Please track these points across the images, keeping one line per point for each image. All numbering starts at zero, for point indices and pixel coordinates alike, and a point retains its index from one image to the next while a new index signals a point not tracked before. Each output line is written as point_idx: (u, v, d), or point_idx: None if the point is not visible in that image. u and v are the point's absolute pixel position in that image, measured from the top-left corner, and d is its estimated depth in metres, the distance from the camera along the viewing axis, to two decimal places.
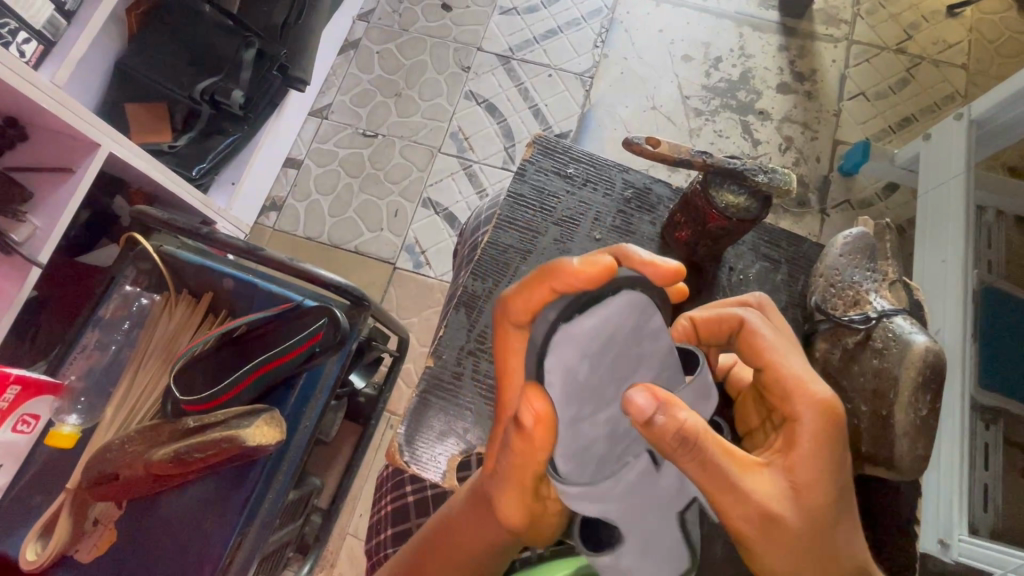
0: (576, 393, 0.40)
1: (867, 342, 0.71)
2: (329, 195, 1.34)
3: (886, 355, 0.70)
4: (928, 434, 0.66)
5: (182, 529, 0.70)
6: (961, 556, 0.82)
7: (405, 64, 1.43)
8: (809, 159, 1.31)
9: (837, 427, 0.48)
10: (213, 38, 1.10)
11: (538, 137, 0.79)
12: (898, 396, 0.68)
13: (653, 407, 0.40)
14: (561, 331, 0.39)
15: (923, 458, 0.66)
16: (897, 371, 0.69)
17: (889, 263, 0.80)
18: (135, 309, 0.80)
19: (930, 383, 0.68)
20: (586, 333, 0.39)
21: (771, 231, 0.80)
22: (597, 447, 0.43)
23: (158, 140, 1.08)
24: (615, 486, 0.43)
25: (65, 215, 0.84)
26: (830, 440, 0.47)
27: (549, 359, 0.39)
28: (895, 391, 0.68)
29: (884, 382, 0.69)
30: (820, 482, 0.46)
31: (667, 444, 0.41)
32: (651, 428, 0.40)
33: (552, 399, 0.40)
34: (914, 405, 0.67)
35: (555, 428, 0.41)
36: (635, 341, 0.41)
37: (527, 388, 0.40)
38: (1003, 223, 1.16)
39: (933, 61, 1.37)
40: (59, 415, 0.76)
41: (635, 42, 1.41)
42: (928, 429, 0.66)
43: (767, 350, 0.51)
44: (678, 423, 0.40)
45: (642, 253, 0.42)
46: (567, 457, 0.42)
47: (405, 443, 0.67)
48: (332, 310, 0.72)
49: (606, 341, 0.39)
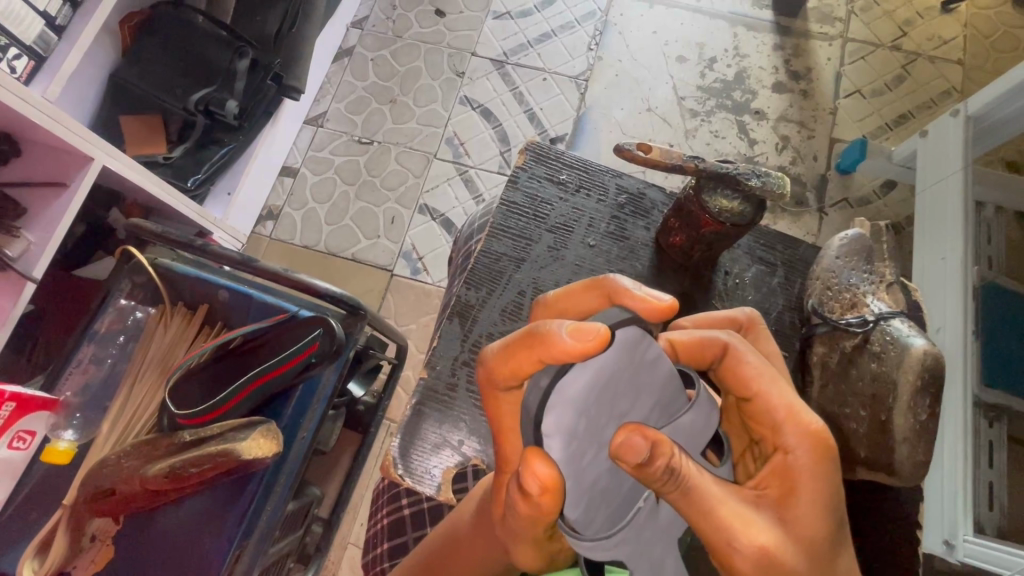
0: (577, 443, 0.40)
1: (864, 346, 0.72)
2: (325, 203, 1.34)
3: (885, 359, 0.70)
4: (927, 438, 0.66)
5: (180, 544, 0.69)
6: (967, 557, 0.82)
7: (399, 70, 1.43)
8: (806, 158, 1.31)
9: (833, 460, 0.47)
10: (207, 49, 1.10)
11: (531, 143, 0.79)
12: (897, 400, 0.68)
13: (645, 446, 0.40)
14: (555, 390, 0.40)
15: (923, 462, 0.66)
16: (895, 376, 0.69)
17: (886, 265, 0.78)
18: (130, 322, 0.80)
19: (929, 385, 0.67)
20: (577, 389, 0.40)
21: (766, 233, 0.79)
22: (602, 487, 0.43)
23: (152, 151, 1.07)
24: (630, 528, 0.43)
25: (59, 230, 0.83)
26: (827, 473, 0.46)
27: (547, 419, 0.39)
28: (893, 395, 0.69)
29: (882, 387, 0.70)
30: (818, 514, 0.45)
31: (656, 481, 0.41)
32: (644, 468, 0.40)
33: (555, 463, 0.39)
34: (912, 409, 0.67)
35: (564, 492, 0.40)
36: (631, 375, 0.42)
37: (529, 454, 0.40)
38: (1002, 219, 1.15)
39: (928, 57, 1.36)
40: (55, 431, 0.75)
41: (630, 44, 1.41)
42: (927, 435, 0.67)
43: (755, 377, 0.49)
44: (663, 455, 0.40)
45: (631, 290, 0.44)
46: (576, 505, 0.42)
47: (401, 456, 0.66)
48: (327, 321, 0.72)
49: (598, 388, 0.40)
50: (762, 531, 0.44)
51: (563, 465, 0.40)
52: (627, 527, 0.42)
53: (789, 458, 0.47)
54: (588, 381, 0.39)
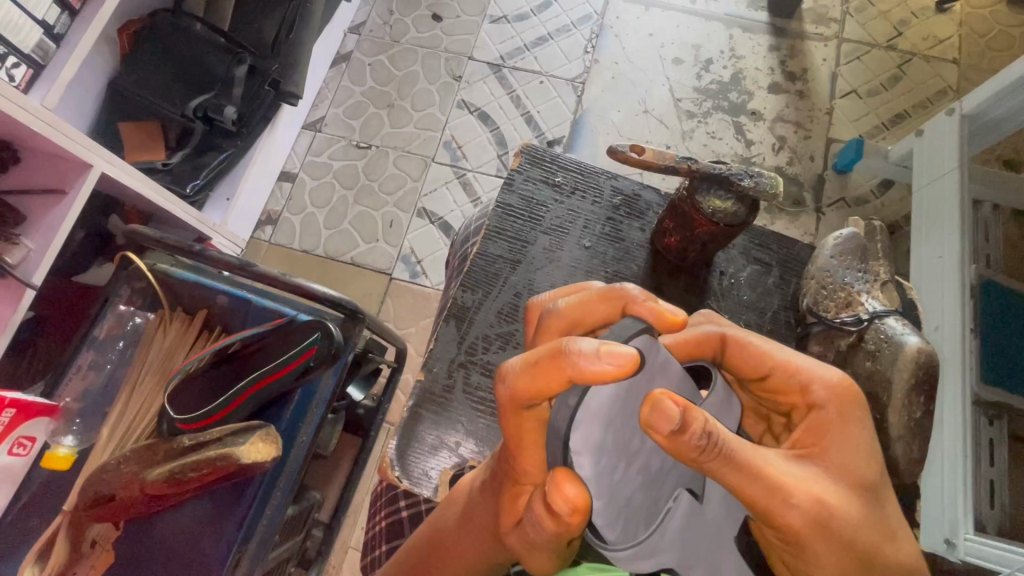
0: (606, 456, 0.40)
1: (859, 345, 0.71)
2: (324, 208, 1.34)
3: (879, 357, 0.70)
4: (922, 435, 0.66)
5: (180, 548, 0.69)
6: (968, 555, 0.82)
7: (396, 75, 1.43)
8: (803, 158, 1.31)
9: (857, 405, 0.49)
10: (204, 55, 1.11)
11: (526, 146, 0.79)
12: (892, 397, 0.67)
13: (676, 415, 0.38)
14: (580, 408, 0.39)
15: (918, 460, 0.66)
16: (890, 373, 0.68)
17: (880, 263, 0.79)
18: (129, 328, 0.80)
19: (923, 383, 0.67)
20: (600, 403, 0.39)
21: (761, 234, 0.80)
22: (636, 503, 0.42)
23: (151, 158, 1.08)
24: (665, 538, 0.42)
25: (58, 237, 0.84)
26: (853, 420, 0.48)
27: (574, 438, 0.39)
28: (888, 392, 0.68)
29: (877, 384, 0.69)
30: (856, 459, 0.47)
31: (692, 451, 0.39)
32: (676, 438, 0.38)
33: (585, 481, 0.39)
34: (907, 407, 0.66)
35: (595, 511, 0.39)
36: (648, 379, 0.42)
37: (560, 477, 0.39)
38: (1000, 217, 1.15)
39: (924, 57, 1.37)
40: (55, 437, 0.76)
41: (626, 47, 1.41)
42: (922, 432, 0.66)
43: (761, 354, 0.50)
44: (704, 422, 0.39)
45: (647, 302, 0.44)
46: (610, 524, 0.40)
47: (398, 458, 0.66)
48: (325, 324, 0.72)
49: (621, 395, 0.40)
50: (813, 487, 0.44)
51: (594, 484, 0.39)
52: (661, 530, 0.42)
53: (818, 414, 0.48)
54: (609, 393, 0.40)
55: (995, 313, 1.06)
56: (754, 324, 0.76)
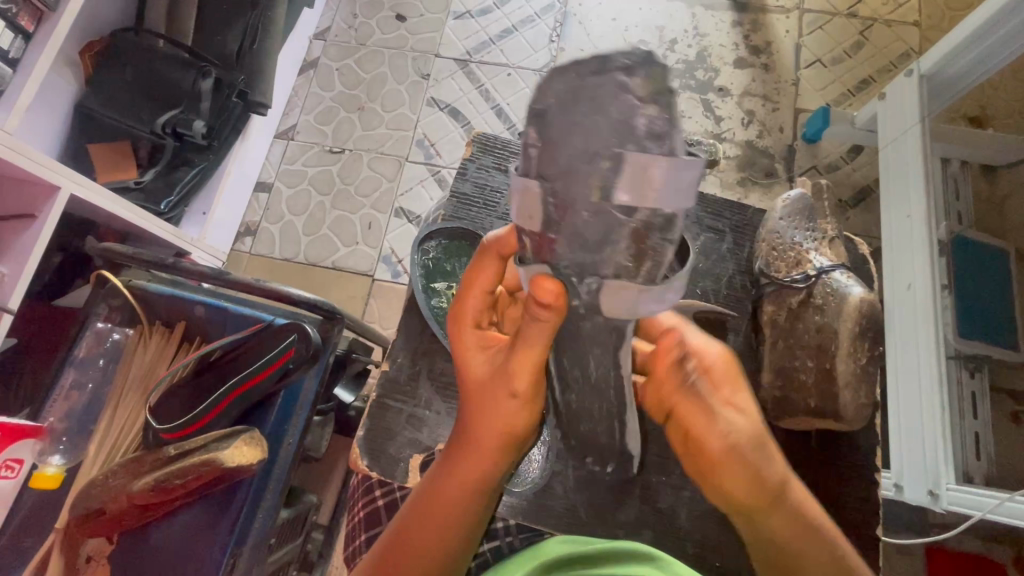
0: None
1: (808, 301, 0.72)
2: (302, 215, 1.35)
3: (826, 310, 0.71)
4: (868, 381, 0.69)
5: (174, 557, 0.70)
6: (950, 505, 0.84)
7: (365, 78, 1.44)
8: (772, 130, 1.32)
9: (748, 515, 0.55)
10: (169, 71, 1.09)
11: (476, 134, 0.80)
12: (840, 346, 0.69)
13: None
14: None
15: (865, 404, 0.68)
16: (836, 325, 0.70)
17: (829, 221, 0.80)
18: (108, 346, 0.81)
19: (869, 332, 0.69)
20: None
21: (713, 201, 0.82)
22: None
23: (124, 177, 1.08)
24: None
25: (31, 262, 0.85)
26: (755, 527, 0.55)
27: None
28: (835, 342, 0.70)
29: (826, 336, 0.70)
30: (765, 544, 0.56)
31: None
32: None
33: None
34: (853, 355, 0.68)
35: None
36: None
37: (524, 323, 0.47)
38: (968, 172, 1.17)
39: (885, 22, 1.38)
40: (42, 457, 0.76)
41: (591, 33, 1.42)
42: (868, 377, 0.69)
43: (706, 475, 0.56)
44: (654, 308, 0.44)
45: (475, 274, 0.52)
46: None
47: (365, 446, 0.69)
48: (302, 326, 0.73)
49: None
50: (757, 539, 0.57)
51: None
52: None
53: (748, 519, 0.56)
54: None
55: (971, 267, 1.07)
56: (709, 291, 0.78)
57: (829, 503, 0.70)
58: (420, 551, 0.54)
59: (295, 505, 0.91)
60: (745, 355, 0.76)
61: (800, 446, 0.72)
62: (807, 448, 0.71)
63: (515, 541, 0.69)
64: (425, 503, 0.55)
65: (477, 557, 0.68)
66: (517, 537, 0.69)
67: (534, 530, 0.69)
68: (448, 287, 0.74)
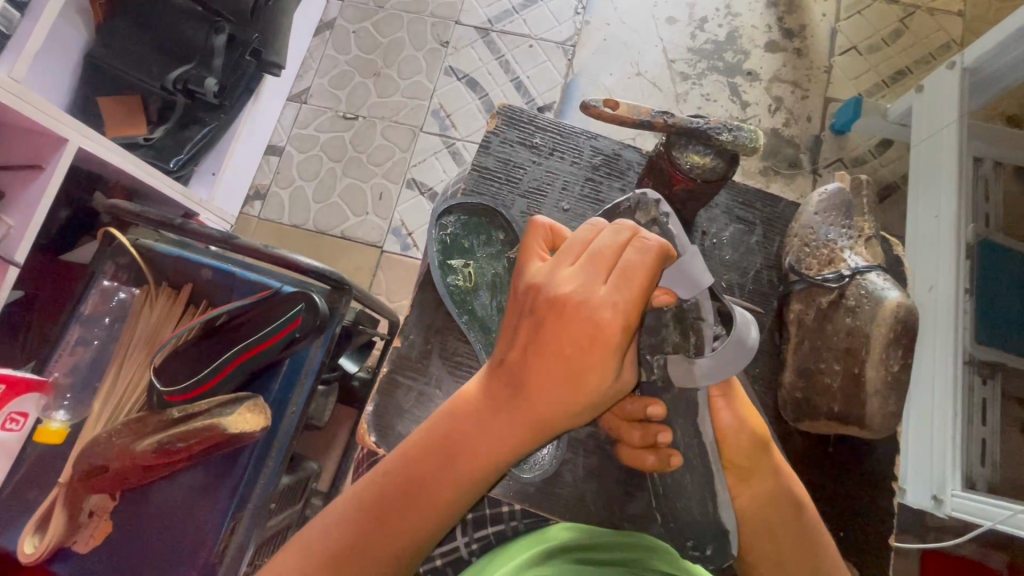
0: None
1: (839, 301, 0.70)
2: (312, 181, 1.33)
3: (858, 313, 0.69)
4: (900, 388, 0.66)
5: (176, 516, 0.71)
6: (955, 510, 0.82)
7: (382, 42, 1.39)
8: (800, 119, 1.28)
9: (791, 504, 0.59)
10: (180, 24, 1.05)
11: (503, 107, 0.78)
12: (869, 351, 0.67)
13: None
14: None
15: (893, 413, 0.66)
16: (868, 329, 0.68)
17: (865, 218, 0.76)
18: (115, 303, 0.81)
19: (903, 339, 0.66)
20: None
21: (745, 191, 0.79)
22: None
23: (133, 133, 1.06)
24: None
25: (37, 215, 0.84)
26: (784, 510, 0.58)
27: None
28: (866, 346, 0.68)
29: (856, 339, 0.68)
30: (787, 532, 0.58)
31: None
32: None
33: None
34: (884, 360, 0.66)
35: None
36: None
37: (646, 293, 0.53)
38: (1001, 174, 1.12)
39: (927, 10, 1.31)
40: (46, 412, 0.77)
41: (618, 6, 1.36)
42: (897, 384, 0.66)
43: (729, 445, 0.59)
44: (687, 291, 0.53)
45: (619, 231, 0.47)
46: None
47: (375, 423, 0.68)
48: (310, 295, 0.71)
49: None
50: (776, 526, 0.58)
51: None
52: None
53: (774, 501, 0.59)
54: None
55: (996, 271, 1.04)
56: (733, 283, 0.76)
57: (842, 505, 0.70)
58: (437, 487, 0.49)
59: (294, 473, 0.91)
60: (767, 351, 0.75)
61: (815, 446, 0.72)
62: (823, 452, 0.72)
63: (519, 526, 0.68)
64: (441, 450, 0.49)
65: (482, 539, 0.68)
66: (520, 522, 0.69)
67: (539, 516, 0.69)
68: (466, 261, 0.72)
